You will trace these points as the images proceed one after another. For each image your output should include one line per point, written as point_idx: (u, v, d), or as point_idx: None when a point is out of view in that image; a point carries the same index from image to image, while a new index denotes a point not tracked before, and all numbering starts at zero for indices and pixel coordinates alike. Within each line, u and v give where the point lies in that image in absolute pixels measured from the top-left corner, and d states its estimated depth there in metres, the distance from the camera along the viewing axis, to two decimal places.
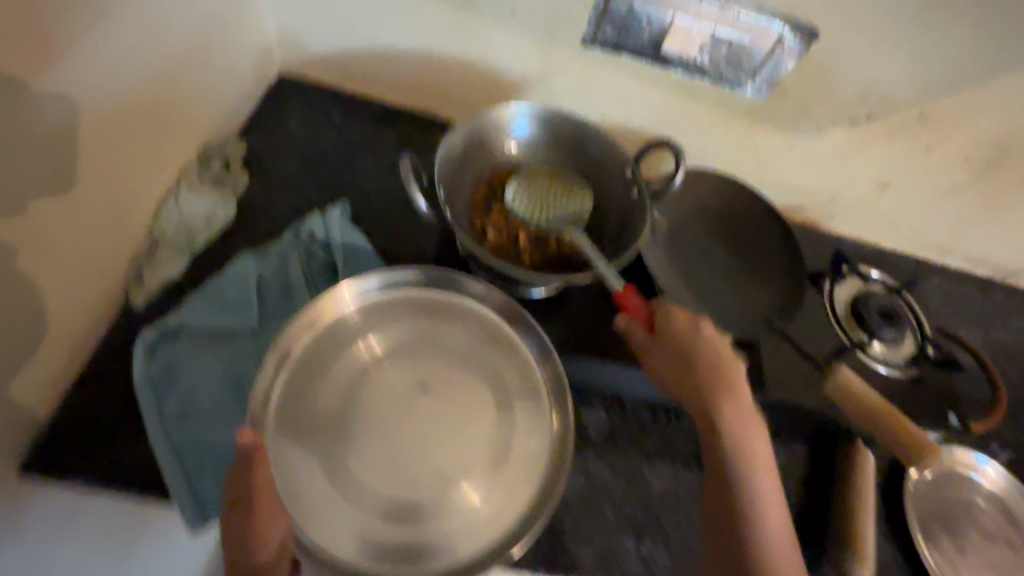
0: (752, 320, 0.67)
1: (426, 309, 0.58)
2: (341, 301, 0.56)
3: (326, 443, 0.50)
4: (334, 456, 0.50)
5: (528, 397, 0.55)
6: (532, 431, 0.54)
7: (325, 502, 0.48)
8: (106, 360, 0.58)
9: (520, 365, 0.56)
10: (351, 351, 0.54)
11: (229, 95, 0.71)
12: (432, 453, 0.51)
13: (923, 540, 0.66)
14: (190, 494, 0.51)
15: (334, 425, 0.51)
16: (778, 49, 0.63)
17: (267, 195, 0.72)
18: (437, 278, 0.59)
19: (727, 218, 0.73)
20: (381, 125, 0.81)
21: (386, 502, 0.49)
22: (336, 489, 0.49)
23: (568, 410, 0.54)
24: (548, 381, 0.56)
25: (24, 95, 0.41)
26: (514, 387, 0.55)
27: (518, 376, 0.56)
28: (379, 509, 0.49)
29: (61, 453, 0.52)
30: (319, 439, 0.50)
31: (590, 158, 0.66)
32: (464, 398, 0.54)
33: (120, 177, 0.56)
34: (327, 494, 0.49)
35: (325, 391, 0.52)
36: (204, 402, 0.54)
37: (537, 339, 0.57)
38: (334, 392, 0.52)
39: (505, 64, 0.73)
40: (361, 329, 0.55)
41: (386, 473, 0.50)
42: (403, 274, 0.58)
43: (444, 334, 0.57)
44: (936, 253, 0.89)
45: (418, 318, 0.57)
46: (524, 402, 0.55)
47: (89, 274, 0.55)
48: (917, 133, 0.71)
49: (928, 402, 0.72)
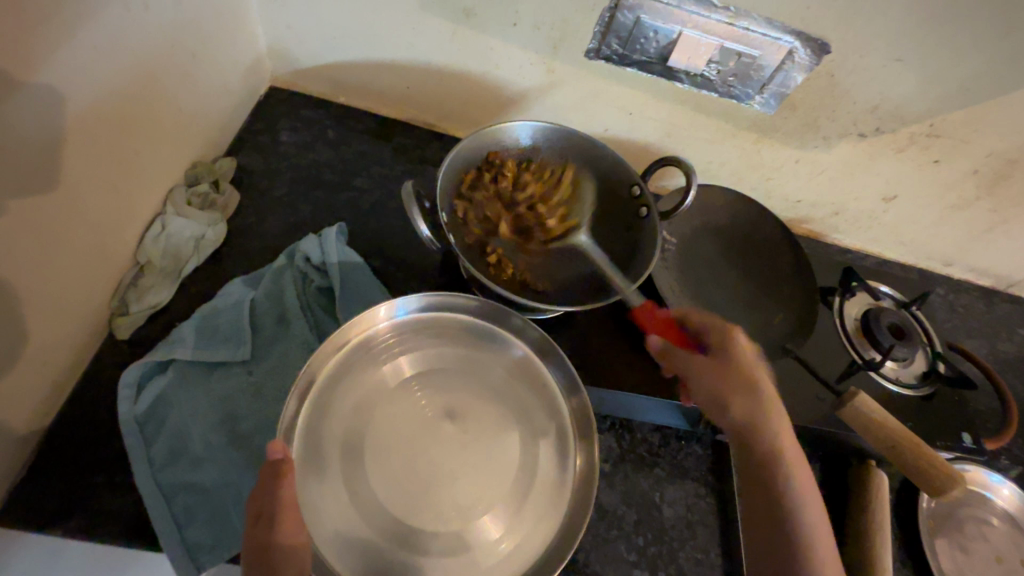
0: (765, 343, 0.64)
1: (455, 335, 0.55)
2: (373, 320, 0.54)
3: (343, 464, 0.47)
4: (348, 477, 0.47)
5: (545, 427, 0.53)
6: (546, 464, 0.52)
7: (335, 528, 0.45)
8: (88, 395, 0.55)
9: (544, 399, 0.54)
10: (371, 375, 0.52)
11: (217, 110, 0.69)
12: (444, 484, 0.49)
13: (941, 562, 0.64)
14: (179, 538, 0.49)
15: (349, 446, 0.48)
16: (788, 61, 0.61)
17: (258, 214, 0.69)
18: (481, 309, 0.56)
19: (736, 235, 0.71)
20: (377, 138, 0.78)
21: (396, 532, 0.46)
22: (347, 513, 0.46)
23: (593, 440, 0.52)
24: (574, 413, 0.54)
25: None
26: (538, 422, 0.53)
27: (535, 403, 0.54)
28: (388, 539, 0.46)
29: (41, 494, 0.49)
30: (333, 458, 0.47)
31: (597, 173, 0.64)
32: (477, 428, 0.52)
33: (100, 198, 0.53)
34: (338, 520, 0.45)
35: (338, 414, 0.49)
36: (193, 439, 0.52)
37: (562, 366, 0.55)
38: (340, 421, 0.49)
39: (504, 77, 0.71)
40: (393, 351, 0.53)
41: (398, 501, 0.47)
42: (449, 300, 0.56)
43: (470, 361, 0.55)
44: (940, 264, 0.88)
45: (441, 343, 0.55)
46: (546, 437, 0.53)
47: (66, 307, 0.52)
48: (925, 146, 0.69)
49: (948, 421, 0.67)
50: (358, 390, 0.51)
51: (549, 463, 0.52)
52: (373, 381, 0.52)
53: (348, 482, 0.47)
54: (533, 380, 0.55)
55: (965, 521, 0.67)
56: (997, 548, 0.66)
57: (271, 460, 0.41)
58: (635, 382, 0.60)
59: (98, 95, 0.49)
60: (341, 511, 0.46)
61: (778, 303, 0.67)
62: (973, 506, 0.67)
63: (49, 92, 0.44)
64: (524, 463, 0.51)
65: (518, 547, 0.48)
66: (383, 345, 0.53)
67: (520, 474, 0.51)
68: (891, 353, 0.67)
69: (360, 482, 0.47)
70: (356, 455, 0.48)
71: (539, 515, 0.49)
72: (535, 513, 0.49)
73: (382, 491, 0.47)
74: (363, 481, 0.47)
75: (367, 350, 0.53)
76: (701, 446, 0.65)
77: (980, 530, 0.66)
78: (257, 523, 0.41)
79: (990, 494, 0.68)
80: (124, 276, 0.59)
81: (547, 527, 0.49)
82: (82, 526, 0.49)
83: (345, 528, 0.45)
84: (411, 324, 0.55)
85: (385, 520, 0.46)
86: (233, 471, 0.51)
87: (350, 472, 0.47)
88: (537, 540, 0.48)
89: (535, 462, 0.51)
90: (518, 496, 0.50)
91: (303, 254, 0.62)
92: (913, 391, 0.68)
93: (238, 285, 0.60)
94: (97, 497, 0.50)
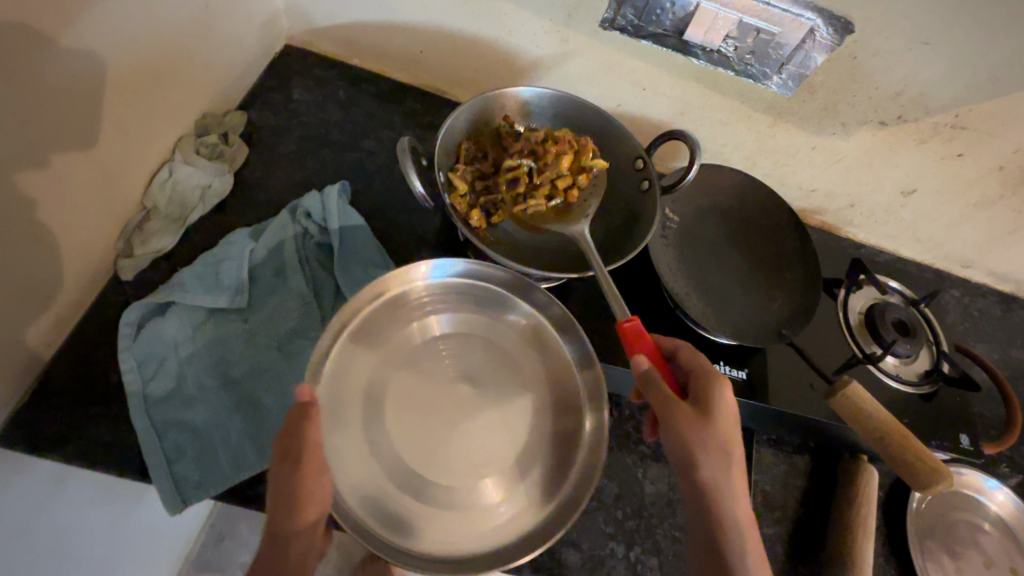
0: (762, 326, 0.62)
1: (477, 301, 0.55)
2: (409, 277, 0.53)
3: (364, 417, 0.48)
4: (369, 425, 0.48)
5: (539, 395, 0.53)
6: (539, 434, 0.51)
7: (354, 476, 0.46)
8: (90, 332, 0.56)
9: (549, 368, 0.54)
10: (395, 333, 0.52)
11: (231, 64, 0.69)
12: (455, 443, 0.49)
13: (929, 565, 0.62)
14: (170, 475, 0.50)
15: (371, 400, 0.49)
16: (809, 40, 0.58)
17: (266, 170, 0.70)
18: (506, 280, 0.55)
19: (743, 217, 0.69)
20: (387, 103, 0.78)
21: (397, 482, 0.47)
22: (365, 459, 0.47)
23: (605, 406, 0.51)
24: (589, 386, 0.53)
25: (18, 43, 0.41)
26: (538, 393, 0.53)
27: (557, 375, 0.54)
28: (400, 486, 0.47)
29: (41, 424, 0.51)
30: (356, 409, 0.48)
31: (601, 146, 0.63)
32: (482, 386, 0.52)
33: (114, 143, 0.54)
34: (351, 464, 0.46)
35: (363, 367, 0.50)
36: (188, 384, 0.53)
37: (578, 339, 0.54)
38: (362, 377, 0.49)
39: (517, 45, 0.70)
40: (422, 309, 0.54)
41: (413, 448, 0.48)
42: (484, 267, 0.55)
43: (485, 327, 0.54)
44: (956, 265, 0.86)
45: (470, 307, 0.55)
46: (546, 406, 0.52)
47: (76, 245, 0.53)
48: (948, 138, 0.67)
49: (945, 420, 0.65)
50: (381, 350, 0.51)
51: (547, 429, 0.52)
52: (393, 342, 0.52)
53: (369, 434, 0.47)
54: (542, 348, 0.55)
55: (957, 524, 0.65)
56: (988, 554, 0.64)
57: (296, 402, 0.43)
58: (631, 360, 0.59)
59: (114, 41, 0.50)
60: (358, 460, 0.46)
61: (781, 289, 0.65)
62: (968, 511, 0.66)
63: (69, 30, 0.45)
64: (530, 430, 0.51)
65: (499, 505, 0.48)
66: (413, 304, 0.54)
67: (523, 438, 0.51)
68: (894, 349, 0.65)
69: (377, 429, 0.48)
70: (377, 407, 0.49)
71: (527, 479, 0.49)
72: (529, 476, 0.49)
73: (399, 440, 0.48)
74: (383, 433, 0.48)
75: (395, 305, 0.53)
76: None
77: (971, 535, 0.65)
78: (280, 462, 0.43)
79: (984, 499, 0.67)
80: (131, 220, 0.60)
81: (536, 492, 0.49)
82: (80, 454, 0.51)
83: (362, 473, 0.46)
84: (446, 285, 0.55)
85: (399, 468, 0.47)
86: (223, 412, 0.53)
87: (371, 423, 0.48)
88: (528, 507, 0.48)
89: (528, 432, 0.51)
90: (512, 458, 0.50)
91: (306, 210, 0.62)
92: (914, 388, 0.66)
93: (241, 236, 0.61)
94: (96, 427, 0.52)
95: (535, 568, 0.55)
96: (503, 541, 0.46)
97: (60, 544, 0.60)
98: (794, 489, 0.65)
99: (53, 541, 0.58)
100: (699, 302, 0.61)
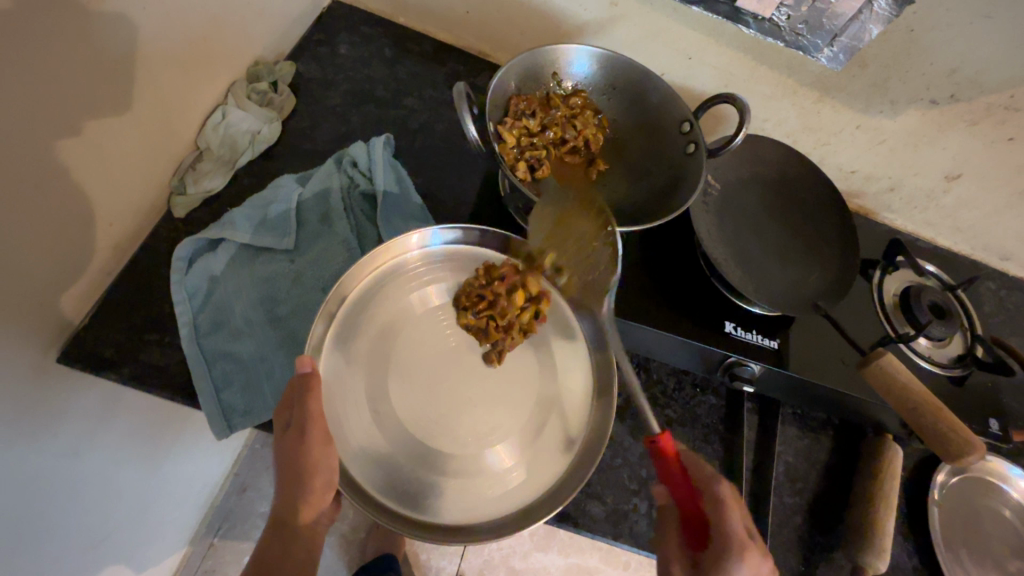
0: (797, 296, 0.62)
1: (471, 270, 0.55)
2: (404, 247, 0.54)
3: (366, 384, 0.49)
4: (371, 395, 0.49)
5: (550, 366, 0.54)
6: (580, 411, 0.52)
7: (358, 441, 0.47)
8: (142, 263, 0.58)
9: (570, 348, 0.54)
10: (398, 297, 0.53)
11: (281, 13, 0.70)
12: (461, 414, 0.50)
13: (947, 546, 0.63)
14: (217, 402, 0.53)
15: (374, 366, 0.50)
16: (865, 11, 0.57)
17: (311, 120, 0.71)
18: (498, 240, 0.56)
19: (785, 189, 0.69)
20: (431, 63, 0.78)
21: (401, 450, 0.48)
22: (368, 428, 0.48)
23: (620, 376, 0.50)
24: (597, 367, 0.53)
25: None
26: (561, 363, 0.54)
27: (565, 352, 0.54)
28: (410, 454, 0.48)
29: (97, 345, 0.54)
30: (358, 376, 0.49)
31: (647, 108, 0.63)
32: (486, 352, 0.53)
33: (167, 79, 0.56)
34: (358, 427, 0.48)
35: (367, 332, 0.51)
36: (236, 317, 0.56)
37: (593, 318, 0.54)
38: (368, 337, 0.51)
39: (566, 8, 0.70)
40: (421, 278, 0.54)
41: (415, 415, 0.49)
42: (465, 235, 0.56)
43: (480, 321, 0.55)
44: (995, 257, 0.84)
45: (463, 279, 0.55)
46: (573, 382, 0.53)
47: (131, 177, 0.55)
48: (1000, 121, 0.65)
49: (976, 405, 0.65)
50: (389, 309, 0.52)
51: (578, 401, 0.52)
52: (404, 304, 0.53)
53: (371, 402, 0.49)
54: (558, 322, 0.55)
55: (983, 508, 0.65)
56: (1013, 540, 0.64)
57: (300, 373, 0.45)
58: (663, 323, 0.60)
59: None
60: (362, 427, 0.48)
61: (818, 261, 0.65)
62: (995, 497, 0.66)
63: None
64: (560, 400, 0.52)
65: (523, 474, 0.49)
66: (411, 272, 0.54)
67: (550, 404, 0.52)
68: (927, 330, 0.65)
69: (380, 400, 0.49)
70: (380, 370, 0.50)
71: (562, 440, 0.51)
72: (542, 437, 0.51)
73: (402, 410, 0.49)
74: (386, 402, 0.49)
75: (398, 274, 0.54)
76: (715, 397, 0.67)
77: (997, 521, 0.64)
78: (289, 435, 0.44)
79: (1005, 486, 0.66)
80: (184, 159, 0.62)
81: (556, 454, 0.50)
82: (133, 376, 0.53)
83: (365, 440, 0.47)
84: (442, 254, 0.55)
85: (406, 439, 0.48)
86: (267, 347, 0.55)
87: (374, 391, 0.49)
88: (538, 472, 0.49)
89: (563, 403, 0.52)
90: (520, 425, 0.51)
91: (352, 159, 0.64)
92: (945, 371, 0.65)
93: (288, 181, 0.62)
94: (147, 351, 0.55)
95: (560, 517, 0.56)
96: (524, 504, 0.48)
97: (101, 462, 0.62)
98: (816, 462, 0.66)
99: (100, 460, 0.62)
100: (737, 269, 0.61)
